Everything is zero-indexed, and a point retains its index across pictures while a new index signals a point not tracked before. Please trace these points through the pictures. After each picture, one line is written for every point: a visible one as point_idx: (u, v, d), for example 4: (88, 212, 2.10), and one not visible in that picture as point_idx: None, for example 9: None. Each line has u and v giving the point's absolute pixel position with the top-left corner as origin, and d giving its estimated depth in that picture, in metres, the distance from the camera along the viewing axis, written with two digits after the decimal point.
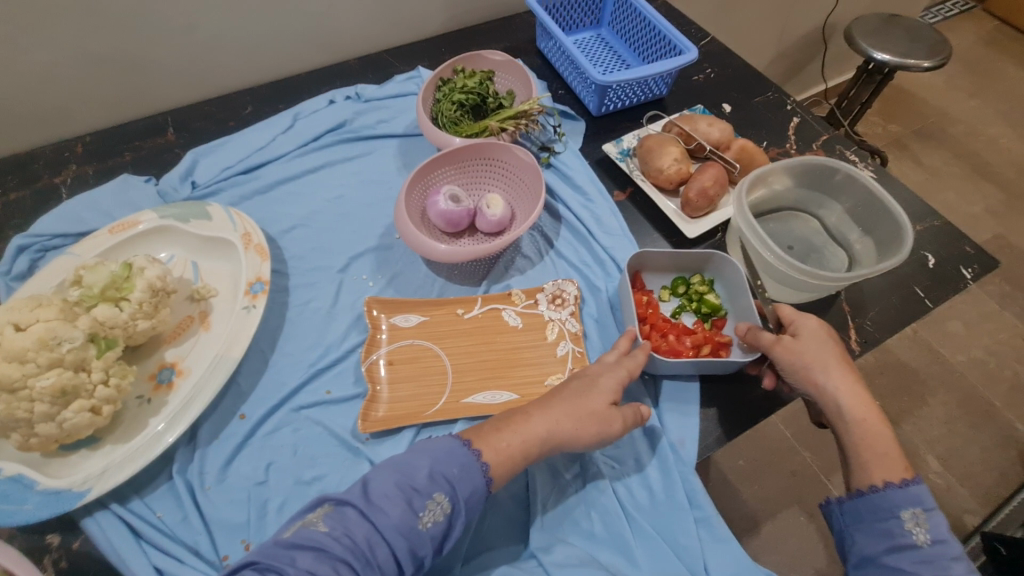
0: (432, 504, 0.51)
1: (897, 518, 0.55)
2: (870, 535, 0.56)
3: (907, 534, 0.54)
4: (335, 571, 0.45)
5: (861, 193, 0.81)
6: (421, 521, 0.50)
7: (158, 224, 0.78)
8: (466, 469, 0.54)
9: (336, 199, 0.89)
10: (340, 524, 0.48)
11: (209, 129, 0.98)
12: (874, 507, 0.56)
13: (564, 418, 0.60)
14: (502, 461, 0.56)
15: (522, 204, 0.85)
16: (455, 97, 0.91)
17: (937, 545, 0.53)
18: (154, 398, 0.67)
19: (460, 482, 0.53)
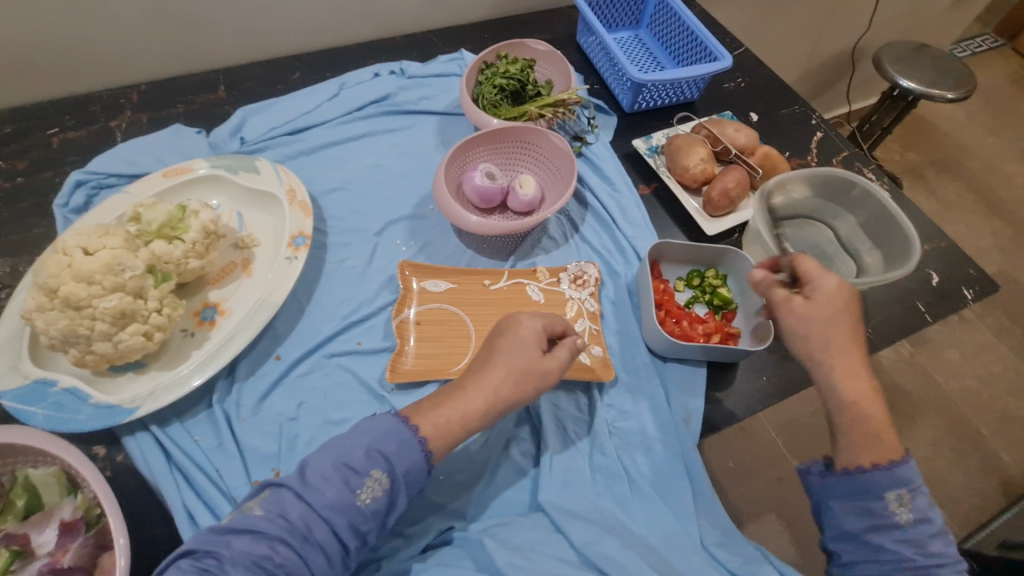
0: (369, 482, 0.53)
1: (882, 499, 0.56)
2: (852, 511, 0.58)
3: (891, 514, 0.56)
4: (271, 549, 0.49)
5: (874, 207, 0.86)
6: (360, 497, 0.53)
7: (210, 173, 0.83)
8: (402, 444, 0.56)
9: (374, 168, 0.93)
10: (276, 505, 0.51)
11: (258, 90, 1.02)
12: (859, 487, 0.57)
13: (499, 372, 0.62)
14: (437, 429, 0.58)
15: (552, 186, 0.89)
16: (497, 81, 0.96)
17: (917, 524, 0.56)
18: (197, 333, 0.72)
19: (397, 457, 0.55)
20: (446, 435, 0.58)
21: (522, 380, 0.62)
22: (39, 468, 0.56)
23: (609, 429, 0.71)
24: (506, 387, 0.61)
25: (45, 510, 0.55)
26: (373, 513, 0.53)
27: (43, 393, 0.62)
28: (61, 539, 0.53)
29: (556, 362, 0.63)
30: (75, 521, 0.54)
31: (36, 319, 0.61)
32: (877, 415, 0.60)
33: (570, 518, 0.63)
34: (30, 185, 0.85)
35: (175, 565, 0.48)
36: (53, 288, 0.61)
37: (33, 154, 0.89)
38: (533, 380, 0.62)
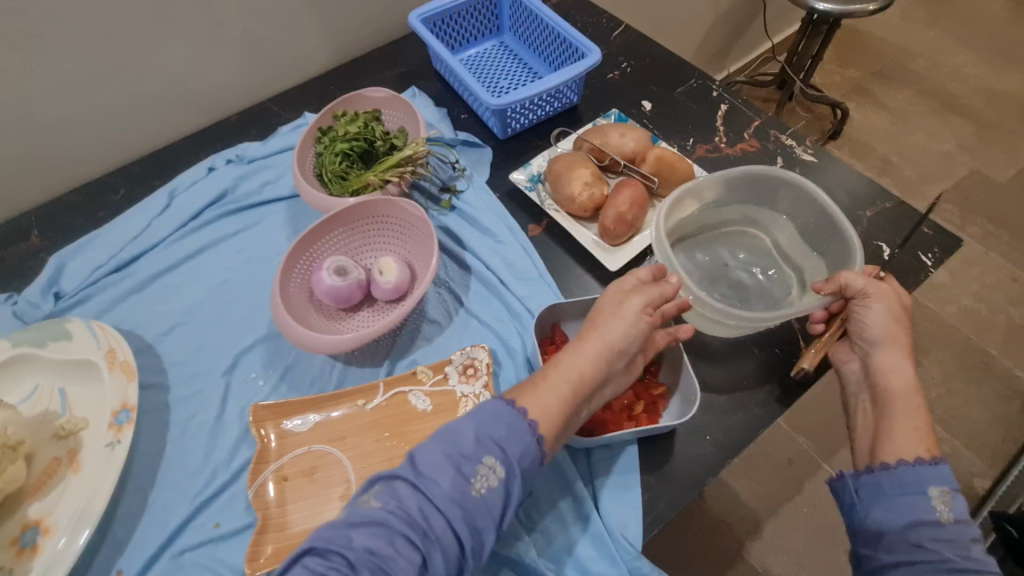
0: (483, 470, 0.44)
1: (922, 494, 0.48)
2: (885, 511, 0.49)
3: (929, 512, 0.47)
4: (391, 547, 0.40)
5: (813, 211, 0.70)
6: (474, 488, 0.43)
7: (13, 354, 0.69)
8: (513, 428, 0.47)
9: (221, 286, 0.80)
10: (392, 497, 0.42)
11: (79, 223, 0.88)
12: (896, 482, 0.49)
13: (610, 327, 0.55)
14: (545, 415, 0.50)
15: (421, 262, 0.75)
16: (336, 147, 0.82)
17: (960, 525, 0.47)
18: (16, 568, 0.58)
19: (509, 444, 0.46)
20: None
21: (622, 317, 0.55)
22: None
23: (539, 561, 0.57)
24: (595, 346, 0.54)
25: None
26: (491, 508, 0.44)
27: None
28: None
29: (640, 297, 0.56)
30: None
31: None
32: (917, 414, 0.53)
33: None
34: None
35: (295, 565, 0.40)
36: None
37: None
38: (626, 320, 0.55)
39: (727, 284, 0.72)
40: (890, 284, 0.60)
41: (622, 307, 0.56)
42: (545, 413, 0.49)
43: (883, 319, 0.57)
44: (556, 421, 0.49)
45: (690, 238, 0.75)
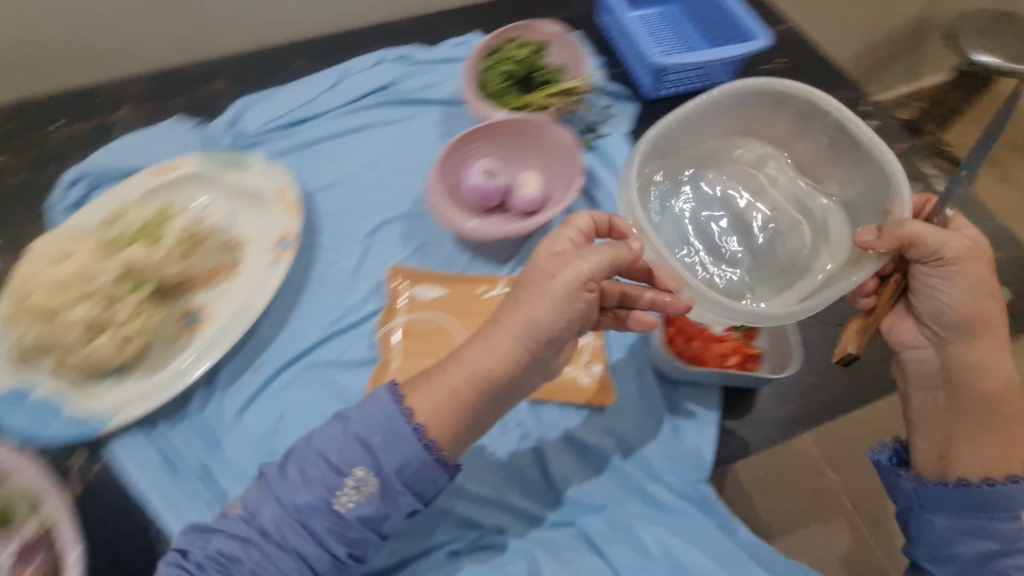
0: (351, 484, 0.49)
1: (1011, 518, 0.50)
2: (958, 527, 0.52)
3: (1016, 534, 0.50)
4: (243, 552, 0.48)
5: (835, 138, 0.59)
6: (339, 502, 0.49)
7: (199, 170, 0.80)
8: (391, 436, 0.49)
9: (373, 162, 0.87)
10: (255, 504, 0.50)
11: (259, 79, 0.97)
12: (976, 502, 0.51)
13: (520, 304, 0.50)
14: (433, 414, 0.50)
15: (558, 185, 0.82)
16: (503, 67, 0.88)
17: None
18: (180, 339, 0.69)
19: (383, 454, 0.49)
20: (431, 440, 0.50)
21: (549, 295, 0.49)
22: (10, 483, 0.56)
23: (618, 455, 0.66)
24: (509, 338, 0.50)
25: (10, 527, 0.54)
26: (389, 495, 0.49)
27: (21, 399, 0.62)
28: (17, 561, 0.53)
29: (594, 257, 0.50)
30: (36, 540, 0.54)
31: (11, 327, 0.62)
32: (1015, 416, 0.54)
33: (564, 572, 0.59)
34: (34, 179, 0.84)
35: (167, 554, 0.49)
36: (24, 295, 0.61)
37: (37, 148, 0.87)
38: (552, 297, 0.49)
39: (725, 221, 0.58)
40: (970, 232, 0.55)
41: (557, 278, 0.49)
42: (438, 410, 0.50)
43: (962, 291, 0.53)
44: (444, 419, 0.50)
45: (678, 202, 0.59)
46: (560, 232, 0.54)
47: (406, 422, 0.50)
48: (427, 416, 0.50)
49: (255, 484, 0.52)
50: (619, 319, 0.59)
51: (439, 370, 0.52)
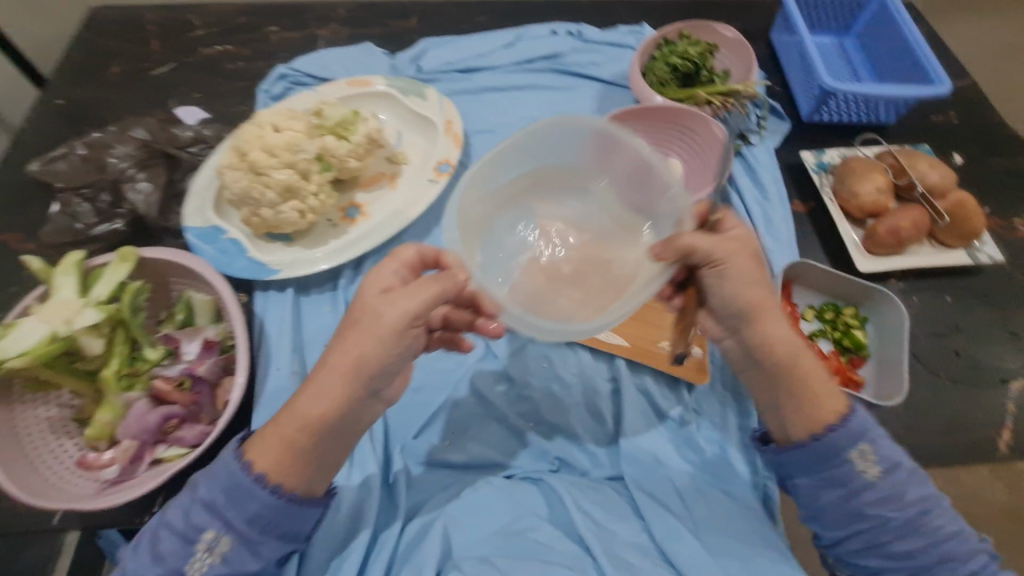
0: (201, 547, 0.49)
1: (844, 461, 0.53)
2: (818, 484, 0.54)
3: (857, 475, 0.53)
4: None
5: (614, 148, 0.54)
6: (192, 567, 0.49)
7: (385, 90, 0.90)
8: (230, 491, 0.49)
9: (527, 120, 0.95)
10: None
11: (445, 26, 1.07)
12: (817, 458, 0.53)
13: (345, 344, 0.49)
14: (275, 458, 0.50)
15: (697, 179, 0.86)
16: (672, 59, 0.92)
17: (887, 476, 0.52)
18: (339, 225, 0.80)
19: (228, 509, 0.49)
20: (294, 461, 0.50)
21: (367, 329, 0.49)
22: (200, 294, 0.65)
23: (694, 430, 0.70)
24: (341, 381, 0.49)
25: (196, 327, 0.64)
26: (264, 522, 0.50)
27: (215, 237, 0.74)
28: (202, 353, 0.62)
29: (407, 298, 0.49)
30: (214, 342, 0.63)
31: (225, 173, 0.72)
32: (813, 383, 0.54)
33: (608, 514, 0.63)
34: (248, 70, 0.98)
35: None
36: (244, 151, 0.71)
37: (255, 45, 1.01)
38: (381, 336, 0.48)
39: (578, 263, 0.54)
40: (736, 229, 0.53)
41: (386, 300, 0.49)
42: (275, 460, 0.50)
43: (733, 288, 0.52)
44: (285, 459, 0.50)
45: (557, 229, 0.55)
46: (375, 275, 0.53)
47: (258, 486, 0.49)
48: (266, 461, 0.50)
49: (134, 556, 0.50)
50: (450, 340, 0.65)
51: (286, 414, 0.51)
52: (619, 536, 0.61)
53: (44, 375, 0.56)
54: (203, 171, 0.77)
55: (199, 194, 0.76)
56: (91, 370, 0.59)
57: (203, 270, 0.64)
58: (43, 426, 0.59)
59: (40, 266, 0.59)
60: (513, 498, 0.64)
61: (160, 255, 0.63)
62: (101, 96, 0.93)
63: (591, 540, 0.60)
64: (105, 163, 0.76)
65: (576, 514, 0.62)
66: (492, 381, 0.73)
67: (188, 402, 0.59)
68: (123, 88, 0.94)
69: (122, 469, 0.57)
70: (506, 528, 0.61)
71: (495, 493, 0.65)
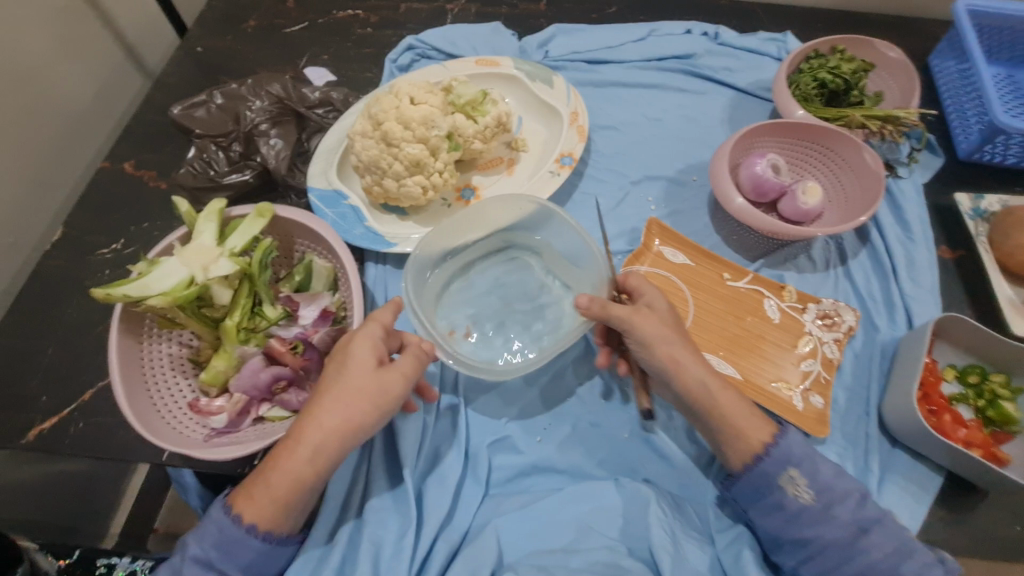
0: None
1: (777, 489, 0.55)
2: (765, 513, 0.56)
3: (792, 499, 0.55)
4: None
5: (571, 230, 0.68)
6: None
7: (513, 73, 0.87)
8: (224, 542, 0.50)
9: (652, 121, 0.90)
10: None
11: (574, 13, 1.02)
12: (755, 487, 0.56)
13: (330, 412, 0.52)
14: (265, 514, 0.51)
15: (836, 210, 0.79)
16: (822, 74, 0.84)
17: (820, 498, 0.54)
18: (453, 206, 0.79)
19: (224, 557, 0.50)
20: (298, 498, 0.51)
21: (366, 397, 0.52)
22: (322, 259, 0.66)
23: None
24: (332, 444, 0.51)
25: (313, 292, 0.64)
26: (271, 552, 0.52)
27: (337, 201, 0.74)
28: (317, 321, 0.62)
29: (398, 379, 0.54)
30: (330, 312, 0.63)
31: (357, 140, 0.72)
32: (752, 424, 0.57)
33: (688, 539, 0.59)
34: (374, 36, 0.97)
35: None
36: (379, 120, 0.71)
37: (384, 13, 1.00)
38: (376, 404, 0.53)
39: (546, 322, 0.69)
40: (647, 298, 0.63)
41: (384, 364, 0.54)
42: (263, 515, 0.51)
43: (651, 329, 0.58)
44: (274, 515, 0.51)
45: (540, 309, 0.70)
46: (360, 339, 0.55)
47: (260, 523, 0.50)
48: (255, 514, 0.50)
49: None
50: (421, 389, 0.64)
51: (274, 470, 0.51)
52: (696, 571, 0.57)
53: (177, 315, 0.57)
54: (332, 134, 0.78)
55: (325, 156, 0.77)
56: (217, 320, 0.60)
57: (330, 238, 0.64)
58: (165, 362, 0.60)
59: (187, 208, 0.60)
60: (584, 507, 0.61)
61: (293, 216, 0.64)
62: (236, 47, 0.94)
63: (663, 560, 0.56)
64: (242, 115, 0.78)
65: (653, 531, 0.58)
66: (591, 387, 0.69)
67: (298, 367, 0.59)
68: (257, 43, 0.95)
69: (229, 420, 0.58)
70: (568, 546, 0.59)
71: (565, 503, 0.62)
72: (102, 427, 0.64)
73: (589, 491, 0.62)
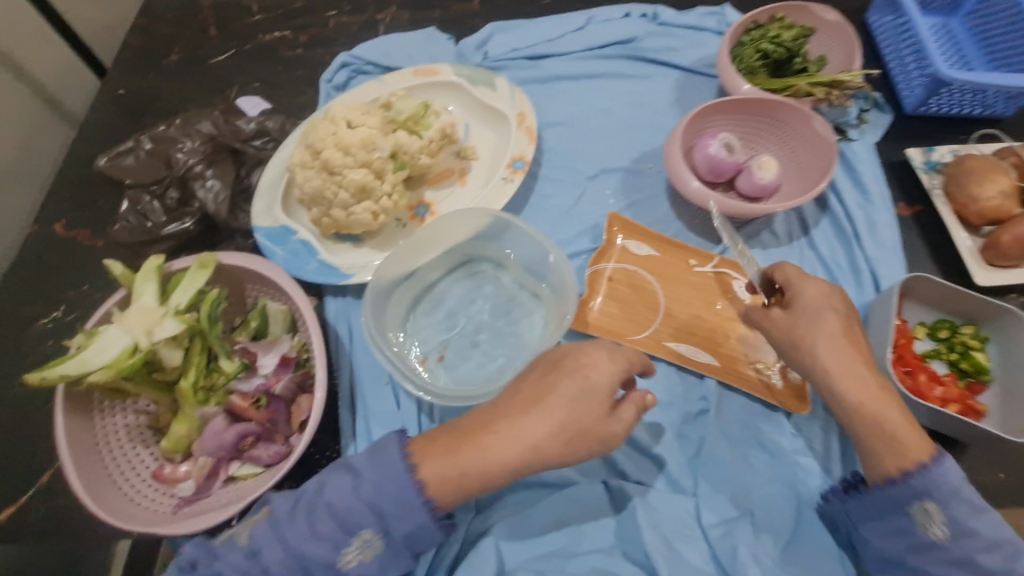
0: (358, 542, 0.48)
1: (906, 514, 0.51)
2: (884, 533, 0.53)
3: (921, 530, 0.50)
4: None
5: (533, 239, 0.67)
6: (342, 559, 0.48)
7: (454, 80, 0.84)
8: (401, 508, 0.47)
9: (601, 112, 0.88)
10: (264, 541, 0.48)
11: (509, 8, 0.99)
12: (881, 503, 0.52)
13: (534, 421, 0.49)
14: (440, 483, 0.48)
15: (794, 181, 0.78)
16: (763, 45, 0.83)
17: (958, 538, 0.48)
18: (408, 225, 0.76)
19: (393, 523, 0.48)
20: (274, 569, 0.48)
21: (560, 412, 0.49)
22: (276, 302, 0.62)
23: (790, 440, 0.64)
24: (523, 450, 0.48)
25: (271, 337, 0.61)
26: None
27: (286, 237, 0.71)
28: (278, 369, 0.59)
29: (624, 410, 0.51)
30: (290, 357, 0.60)
31: (297, 172, 0.69)
32: None
33: (678, 536, 0.59)
34: (306, 57, 0.94)
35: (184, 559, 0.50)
36: (317, 149, 0.68)
37: (313, 30, 0.96)
38: (584, 428, 0.49)
39: (516, 335, 0.67)
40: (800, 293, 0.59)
41: (609, 414, 0.50)
42: (443, 481, 0.48)
43: None
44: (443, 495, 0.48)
45: (508, 322, 0.68)
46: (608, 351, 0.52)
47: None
48: (432, 479, 0.48)
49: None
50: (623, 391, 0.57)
51: (460, 444, 0.49)
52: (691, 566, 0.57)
53: (125, 385, 0.53)
54: (271, 167, 0.75)
55: (268, 191, 0.74)
56: (170, 381, 0.57)
57: (279, 279, 0.61)
58: (122, 434, 0.57)
59: (122, 271, 0.57)
60: (576, 518, 0.61)
61: (238, 261, 0.61)
62: (162, 85, 0.90)
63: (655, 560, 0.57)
64: (173, 159, 0.74)
65: (644, 533, 0.58)
66: None
67: (264, 420, 0.57)
68: (183, 78, 0.91)
69: (197, 486, 0.55)
70: (561, 551, 0.59)
71: (558, 517, 0.61)
72: (65, 510, 0.61)
73: (580, 501, 0.61)
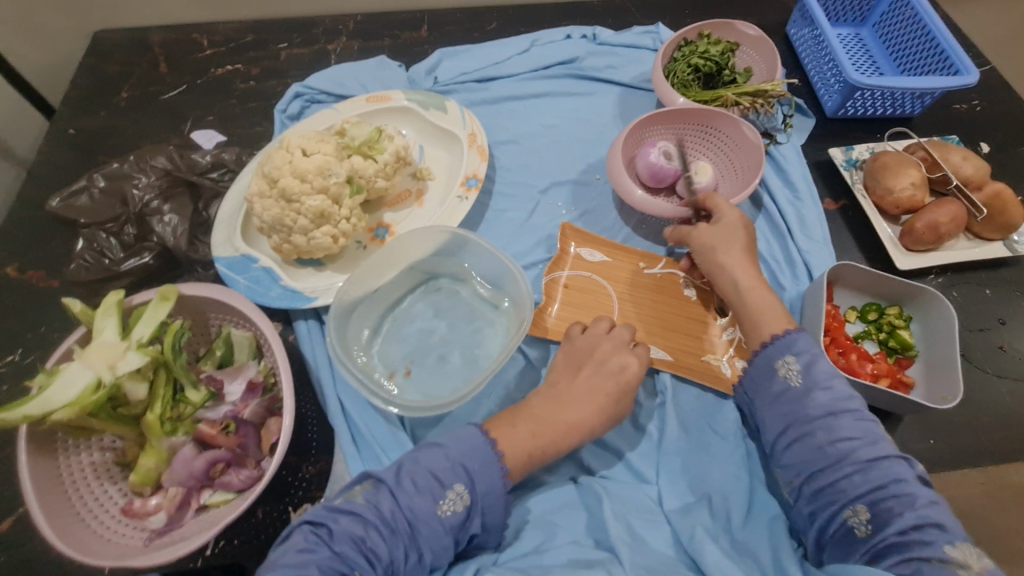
0: (452, 494, 0.54)
1: (774, 369, 0.61)
2: (766, 393, 0.61)
3: (784, 379, 0.60)
4: (367, 532, 0.51)
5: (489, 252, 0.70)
6: (441, 508, 0.53)
7: (406, 105, 0.88)
8: (484, 465, 0.55)
9: (549, 128, 0.93)
10: (374, 498, 0.53)
11: (455, 35, 1.04)
12: (763, 365, 0.62)
13: (585, 399, 0.62)
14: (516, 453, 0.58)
15: (729, 182, 0.84)
16: (694, 60, 0.90)
17: (811, 382, 0.58)
18: (369, 247, 0.79)
19: (478, 477, 0.55)
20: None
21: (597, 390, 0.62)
22: (240, 329, 0.64)
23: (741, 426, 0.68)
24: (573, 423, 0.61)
25: (237, 364, 0.63)
26: None
27: (247, 266, 0.72)
28: (245, 394, 0.61)
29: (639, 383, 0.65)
30: (257, 382, 0.62)
31: (255, 202, 0.71)
32: None
33: (644, 524, 0.62)
34: (259, 89, 0.95)
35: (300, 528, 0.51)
36: (274, 178, 0.70)
37: (265, 63, 0.98)
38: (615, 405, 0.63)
39: (479, 345, 0.70)
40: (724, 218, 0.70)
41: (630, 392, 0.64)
42: (517, 452, 0.58)
43: None
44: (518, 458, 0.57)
45: (471, 334, 0.71)
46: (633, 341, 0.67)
47: None
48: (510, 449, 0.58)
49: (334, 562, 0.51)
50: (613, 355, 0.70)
51: (541, 425, 0.60)
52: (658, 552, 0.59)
53: (90, 423, 0.53)
54: (229, 198, 0.76)
55: (227, 222, 0.75)
56: (136, 415, 0.57)
57: (243, 307, 0.62)
58: (88, 472, 0.57)
59: (81, 308, 0.57)
60: (548, 516, 0.63)
61: (200, 292, 0.62)
62: (113, 123, 0.90)
63: (620, 550, 0.58)
64: (129, 195, 0.75)
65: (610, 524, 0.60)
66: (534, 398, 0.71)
67: (234, 446, 0.58)
68: (135, 115, 0.91)
69: (169, 517, 0.56)
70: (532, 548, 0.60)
71: (530, 517, 0.63)
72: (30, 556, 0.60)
73: (549, 500, 0.64)
